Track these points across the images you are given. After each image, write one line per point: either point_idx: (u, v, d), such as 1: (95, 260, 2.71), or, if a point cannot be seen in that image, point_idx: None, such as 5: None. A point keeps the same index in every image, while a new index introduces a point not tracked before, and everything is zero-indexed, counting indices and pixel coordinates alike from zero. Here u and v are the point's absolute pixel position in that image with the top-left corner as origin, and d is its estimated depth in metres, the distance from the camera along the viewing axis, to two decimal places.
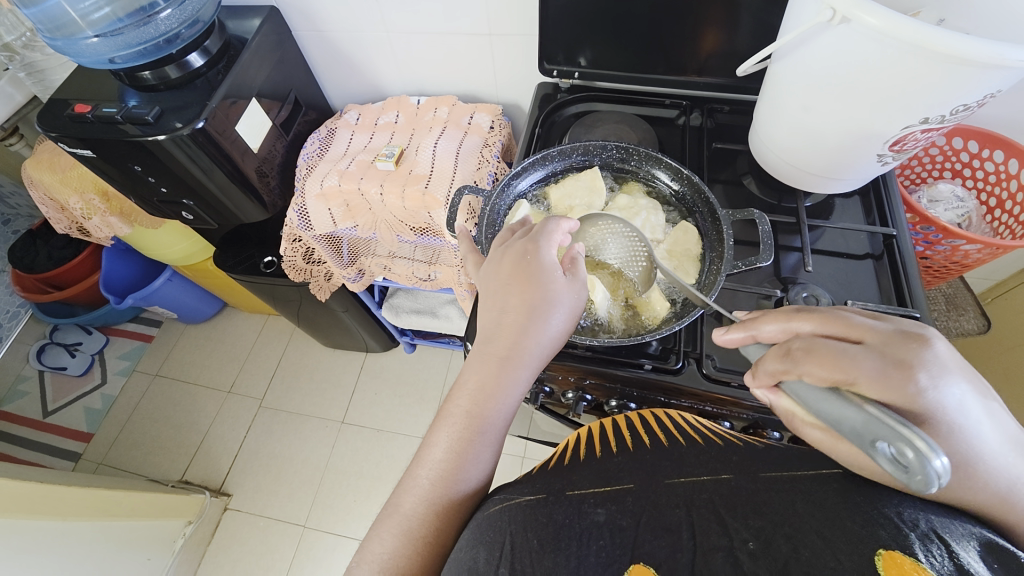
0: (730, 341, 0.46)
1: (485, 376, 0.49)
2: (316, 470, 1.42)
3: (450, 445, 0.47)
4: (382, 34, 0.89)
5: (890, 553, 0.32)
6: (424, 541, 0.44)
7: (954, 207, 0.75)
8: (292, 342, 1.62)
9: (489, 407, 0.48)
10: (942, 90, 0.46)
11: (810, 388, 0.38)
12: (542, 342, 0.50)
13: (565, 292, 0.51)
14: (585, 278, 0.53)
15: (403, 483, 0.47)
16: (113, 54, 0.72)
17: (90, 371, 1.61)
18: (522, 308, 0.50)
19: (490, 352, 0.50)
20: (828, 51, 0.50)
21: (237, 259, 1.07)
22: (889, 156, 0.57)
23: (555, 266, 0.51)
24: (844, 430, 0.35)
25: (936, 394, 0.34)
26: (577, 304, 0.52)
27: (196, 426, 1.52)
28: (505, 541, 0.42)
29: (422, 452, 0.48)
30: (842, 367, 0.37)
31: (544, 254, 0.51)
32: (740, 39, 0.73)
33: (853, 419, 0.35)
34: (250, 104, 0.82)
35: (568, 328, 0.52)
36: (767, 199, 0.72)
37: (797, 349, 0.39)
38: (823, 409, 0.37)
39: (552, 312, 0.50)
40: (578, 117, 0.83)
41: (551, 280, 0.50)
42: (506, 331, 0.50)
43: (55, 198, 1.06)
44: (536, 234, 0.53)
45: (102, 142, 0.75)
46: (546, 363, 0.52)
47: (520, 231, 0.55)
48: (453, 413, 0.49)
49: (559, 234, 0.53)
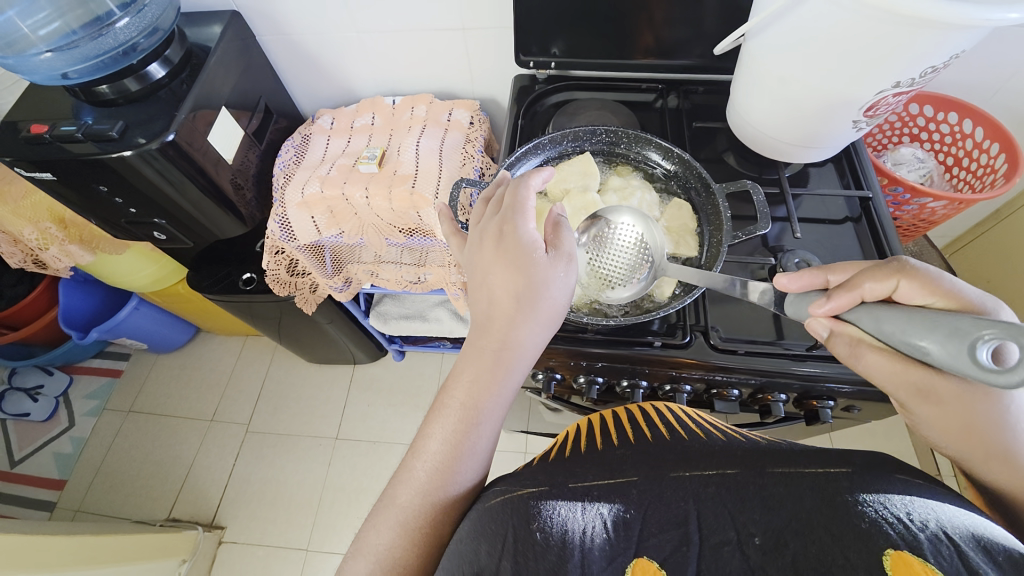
0: (796, 283, 0.47)
1: (477, 369, 0.49)
2: (314, 491, 1.37)
3: (447, 438, 0.47)
4: (352, 35, 0.87)
5: (898, 553, 0.33)
6: (420, 532, 0.44)
7: (917, 168, 0.80)
8: (275, 361, 1.57)
9: (484, 398, 0.48)
10: (914, 53, 0.48)
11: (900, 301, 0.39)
12: (534, 324, 0.50)
13: (552, 267, 0.50)
14: (572, 246, 0.52)
15: (399, 475, 0.47)
16: (67, 69, 0.67)
17: (56, 414, 1.51)
18: (510, 294, 0.49)
19: (482, 345, 0.50)
20: (805, 22, 0.52)
21: (212, 279, 1.02)
22: (863, 121, 0.60)
23: (536, 241, 0.50)
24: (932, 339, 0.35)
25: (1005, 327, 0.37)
26: (567, 277, 0.50)
27: (178, 460, 1.44)
28: (506, 533, 0.40)
29: (417, 443, 0.48)
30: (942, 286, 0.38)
31: (522, 231, 0.50)
32: (709, 21, 0.75)
33: (950, 325, 0.34)
34: (219, 114, 0.78)
35: (561, 301, 0.51)
36: (749, 172, 0.75)
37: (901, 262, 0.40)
38: (906, 322, 0.37)
39: (539, 292, 0.49)
40: (559, 106, 0.84)
41: (534, 259, 0.49)
42: (497, 322, 0.50)
43: (7, 230, 0.99)
44: (509, 208, 0.51)
45: (61, 164, 0.70)
46: (543, 341, 0.51)
47: (491, 207, 0.53)
48: (448, 406, 0.48)
49: (532, 203, 0.51)
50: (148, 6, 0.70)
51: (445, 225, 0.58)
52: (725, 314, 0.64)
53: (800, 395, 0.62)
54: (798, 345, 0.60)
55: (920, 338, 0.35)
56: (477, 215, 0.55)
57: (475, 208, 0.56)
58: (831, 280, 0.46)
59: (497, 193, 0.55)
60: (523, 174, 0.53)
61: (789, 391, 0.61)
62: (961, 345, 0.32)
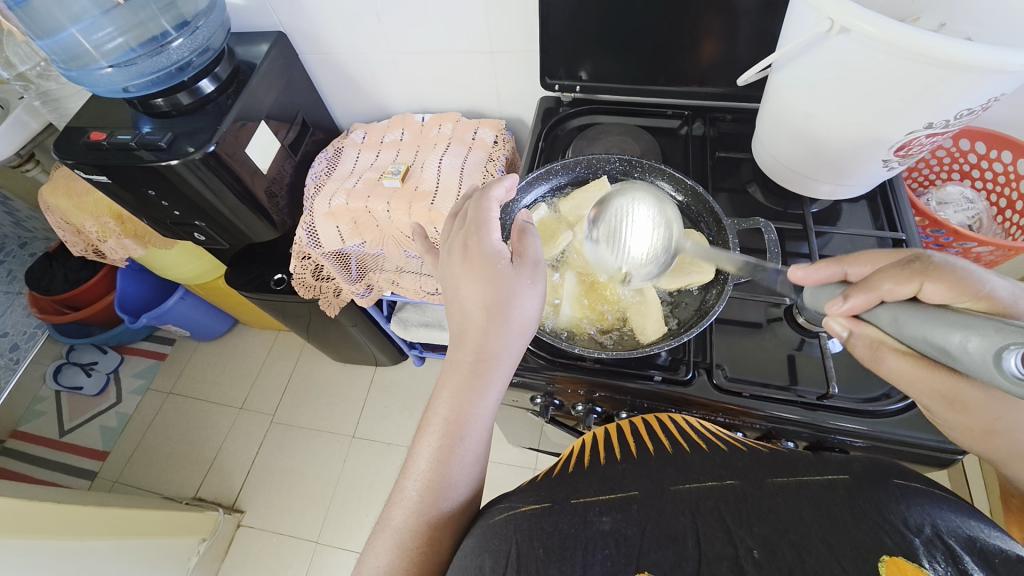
0: (814, 277, 0.45)
1: (457, 384, 0.49)
2: (328, 485, 1.42)
3: (432, 455, 0.47)
4: (386, 55, 0.91)
5: (893, 559, 0.35)
6: (417, 551, 0.44)
7: (964, 209, 0.75)
8: (303, 357, 1.64)
9: (465, 412, 0.48)
10: (947, 95, 0.45)
11: (919, 311, 0.36)
12: (508, 334, 0.50)
13: (518, 277, 0.50)
14: (538, 252, 0.52)
15: (393, 496, 0.47)
16: (127, 83, 0.74)
17: (105, 390, 1.64)
18: (480, 306, 0.49)
19: (460, 359, 0.50)
20: (828, 58, 0.50)
21: (248, 277, 1.09)
22: (894, 160, 0.57)
23: (501, 252, 0.50)
24: (957, 350, 0.33)
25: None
26: (534, 286, 0.51)
27: (208, 442, 1.53)
28: (509, 549, 0.41)
29: (407, 464, 0.48)
30: (967, 284, 0.36)
31: (486, 243, 0.51)
32: (741, 49, 0.73)
33: (971, 334, 0.33)
34: (259, 127, 0.84)
35: (531, 310, 0.51)
36: (773, 207, 0.72)
37: (924, 260, 0.37)
38: (929, 328, 0.35)
39: (508, 301, 0.49)
40: (581, 130, 0.84)
41: (499, 269, 0.49)
42: (472, 335, 0.50)
43: (71, 222, 1.09)
44: (473, 223, 0.52)
45: (116, 168, 0.77)
46: (518, 352, 0.51)
47: (458, 222, 0.54)
48: (431, 423, 0.49)
49: (494, 215, 0.53)
50: (200, 28, 0.76)
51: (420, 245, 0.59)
52: (733, 351, 0.62)
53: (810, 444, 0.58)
54: (810, 393, 0.57)
55: (947, 338, 0.34)
56: (446, 230, 0.56)
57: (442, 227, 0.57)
58: (852, 272, 0.44)
59: (461, 209, 0.56)
60: (485, 187, 0.55)
61: (798, 439, 0.58)
62: (988, 354, 0.31)
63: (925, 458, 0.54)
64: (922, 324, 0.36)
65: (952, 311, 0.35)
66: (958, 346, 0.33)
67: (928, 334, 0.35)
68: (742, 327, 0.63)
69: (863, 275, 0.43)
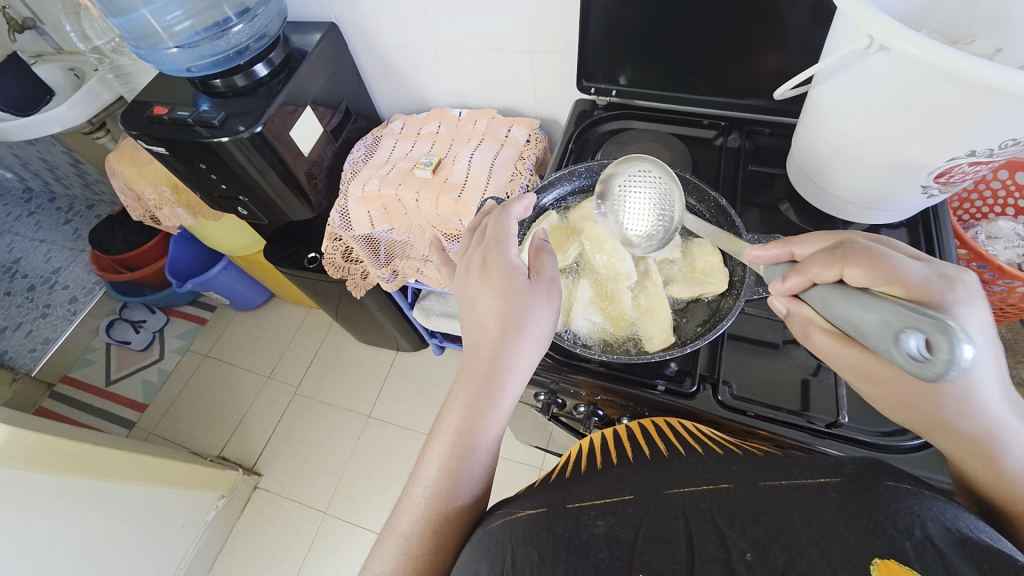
0: (766, 257, 0.46)
1: (469, 393, 0.50)
2: (341, 459, 1.48)
3: (441, 463, 0.47)
4: (430, 49, 0.94)
5: (884, 562, 0.34)
6: (422, 559, 0.45)
7: (1015, 246, 0.70)
8: (329, 335, 1.70)
9: (475, 422, 0.49)
10: (992, 122, 0.43)
11: (840, 291, 0.38)
12: (522, 347, 0.50)
13: (534, 293, 0.51)
14: (555, 269, 0.53)
15: (400, 503, 0.48)
16: (190, 64, 0.80)
17: (150, 347, 1.76)
18: (495, 318, 0.51)
19: (474, 370, 0.50)
20: (868, 76, 0.48)
21: (284, 253, 1.15)
22: (934, 187, 0.54)
23: (520, 268, 0.52)
24: (866, 330, 0.35)
25: (961, 308, 0.35)
26: (550, 302, 0.52)
27: (236, 406, 1.62)
28: (506, 555, 0.42)
29: (417, 471, 0.49)
30: (886, 268, 0.37)
31: (505, 259, 0.52)
32: (785, 61, 0.71)
33: (878, 315, 0.34)
34: (305, 111, 0.88)
35: (546, 326, 0.52)
36: (805, 226, 0.70)
37: (852, 248, 0.39)
38: (845, 307, 0.37)
39: (524, 315, 0.50)
40: (612, 134, 0.84)
41: (517, 284, 0.51)
42: (485, 347, 0.51)
43: (132, 188, 1.18)
44: (492, 239, 0.54)
45: (174, 142, 0.83)
46: (531, 367, 0.52)
47: (477, 236, 0.56)
48: (442, 431, 0.49)
49: (514, 231, 0.54)
50: (259, 15, 0.81)
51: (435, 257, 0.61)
52: (743, 370, 0.60)
53: None
54: (819, 420, 0.55)
55: (859, 316, 0.36)
56: (464, 243, 0.58)
57: (461, 240, 0.58)
58: (797, 253, 0.45)
59: (480, 224, 0.58)
60: (506, 203, 0.56)
61: None
62: (888, 335, 0.33)
63: None
64: (838, 305, 0.38)
65: (868, 293, 0.36)
66: (864, 327, 0.35)
67: (844, 314, 0.37)
68: (755, 347, 0.62)
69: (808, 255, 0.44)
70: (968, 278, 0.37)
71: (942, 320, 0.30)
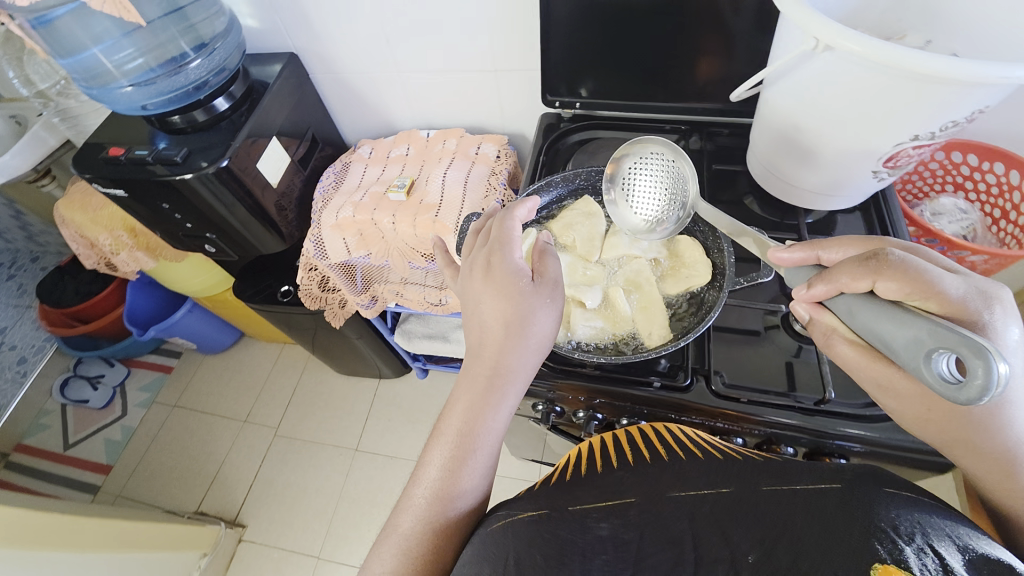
0: (790, 259, 0.48)
1: (471, 395, 0.50)
2: (331, 498, 1.41)
3: (443, 464, 0.48)
4: (394, 74, 0.95)
5: (885, 567, 0.36)
6: (423, 558, 0.44)
7: (958, 220, 0.76)
8: (307, 371, 1.65)
9: (478, 424, 0.49)
10: (932, 107, 0.47)
11: (875, 302, 0.40)
12: (525, 350, 0.51)
13: (538, 295, 0.51)
14: (558, 272, 0.53)
15: (400, 503, 0.48)
16: (146, 101, 0.78)
17: (111, 403, 1.65)
18: (499, 321, 0.51)
19: (476, 371, 0.51)
20: (817, 74, 0.52)
21: (255, 290, 1.11)
22: (884, 172, 0.59)
23: (523, 270, 0.51)
24: (901, 343, 0.38)
25: (994, 323, 0.38)
26: (553, 304, 0.52)
27: (212, 456, 1.53)
28: (507, 557, 0.42)
29: (418, 471, 0.49)
30: (923, 283, 0.38)
31: (509, 261, 0.51)
32: (734, 66, 0.76)
33: (917, 332, 0.37)
34: (270, 142, 0.87)
35: (548, 328, 0.52)
36: (770, 218, 0.74)
37: (886, 258, 0.40)
38: (879, 319, 0.39)
39: (527, 318, 0.50)
40: (581, 144, 0.87)
41: (520, 287, 0.50)
42: (489, 349, 0.51)
43: (85, 235, 1.12)
44: (497, 240, 0.53)
45: (131, 183, 0.80)
46: (532, 370, 0.52)
47: (481, 239, 0.55)
48: (445, 433, 0.50)
49: (518, 234, 0.53)
50: (218, 50, 0.80)
51: (441, 257, 0.60)
52: (731, 359, 0.62)
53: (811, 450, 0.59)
54: (807, 399, 0.58)
55: (893, 332, 0.38)
56: (468, 245, 0.57)
57: (465, 241, 0.58)
58: (824, 257, 0.46)
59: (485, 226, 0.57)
60: (510, 206, 0.55)
61: (798, 445, 0.58)
62: (923, 353, 0.36)
63: (922, 463, 0.54)
64: (873, 318, 0.40)
65: (904, 309, 0.39)
66: (899, 342, 0.38)
67: (876, 327, 0.40)
68: (740, 336, 0.64)
69: (834, 260, 0.46)
70: (1002, 293, 0.40)
71: (981, 346, 0.32)
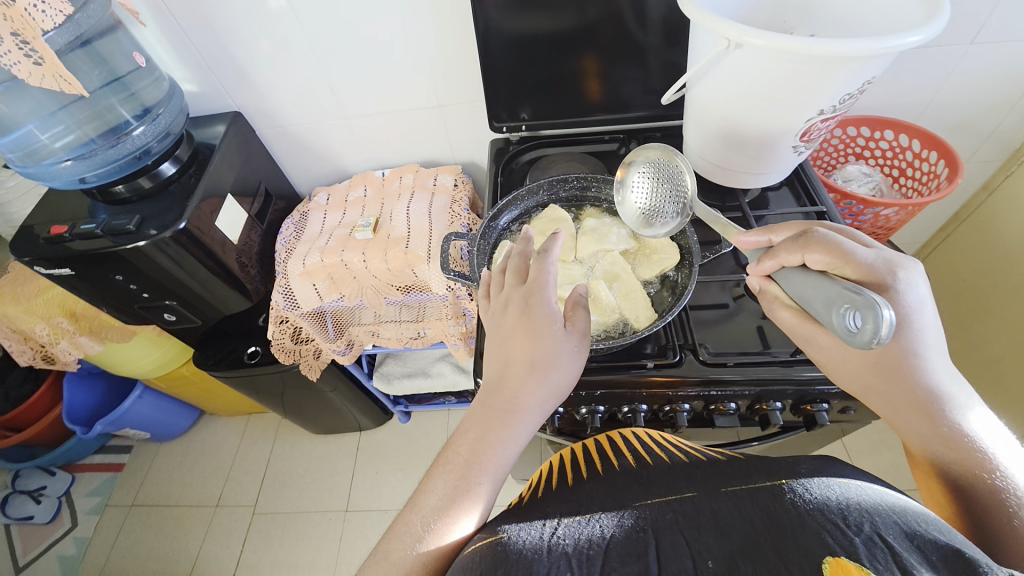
0: (747, 241, 0.52)
1: (483, 427, 0.49)
2: (326, 569, 1.31)
3: (445, 493, 0.45)
4: (343, 122, 0.97)
5: (837, 560, 0.31)
6: None
7: (865, 182, 0.88)
8: (279, 438, 1.55)
9: (490, 457, 0.47)
10: (830, 83, 0.56)
11: (806, 271, 0.45)
12: (542, 391, 0.51)
13: (566, 341, 0.53)
14: (585, 324, 0.55)
15: (394, 528, 0.44)
16: (86, 173, 0.76)
17: (58, 516, 1.46)
18: (523, 360, 0.51)
19: (492, 403, 0.50)
20: (731, 69, 0.59)
21: (218, 357, 1.06)
22: (801, 146, 0.68)
23: (557, 316, 0.53)
24: (820, 303, 0.41)
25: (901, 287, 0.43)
26: (579, 354, 0.53)
27: (183, 552, 1.39)
28: None
29: (416, 498, 0.46)
30: (842, 255, 0.43)
31: (546, 304, 0.53)
32: (655, 77, 0.85)
33: (831, 292, 0.40)
34: (226, 200, 0.85)
35: (570, 376, 0.53)
36: (713, 203, 0.81)
37: (813, 236, 0.45)
38: (808, 285, 0.43)
39: (553, 362, 0.51)
40: (532, 162, 0.92)
41: (551, 331, 0.52)
42: (509, 383, 0.51)
43: (18, 328, 1.03)
44: (535, 282, 0.54)
45: (75, 259, 0.75)
46: (547, 413, 0.52)
47: (517, 276, 0.56)
48: (451, 461, 0.47)
49: (555, 280, 0.54)
50: (161, 115, 0.80)
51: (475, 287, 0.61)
52: (710, 331, 0.67)
53: (794, 401, 0.64)
54: (783, 352, 0.63)
55: (815, 296, 0.42)
56: (498, 282, 0.58)
57: (496, 276, 0.59)
58: (774, 240, 0.50)
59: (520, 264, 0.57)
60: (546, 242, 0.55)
61: (784, 399, 0.63)
62: (834, 312, 0.39)
63: None
64: (802, 285, 0.44)
65: (831, 276, 0.42)
66: (818, 303, 0.41)
67: (804, 292, 0.43)
68: (712, 311, 0.69)
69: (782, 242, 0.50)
70: (912, 264, 0.44)
71: (873, 300, 0.35)
